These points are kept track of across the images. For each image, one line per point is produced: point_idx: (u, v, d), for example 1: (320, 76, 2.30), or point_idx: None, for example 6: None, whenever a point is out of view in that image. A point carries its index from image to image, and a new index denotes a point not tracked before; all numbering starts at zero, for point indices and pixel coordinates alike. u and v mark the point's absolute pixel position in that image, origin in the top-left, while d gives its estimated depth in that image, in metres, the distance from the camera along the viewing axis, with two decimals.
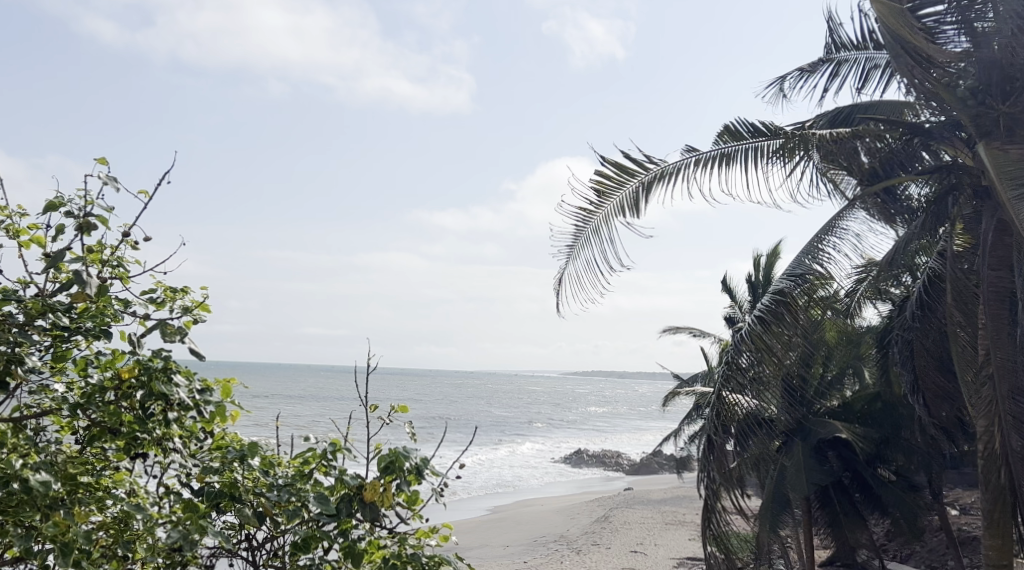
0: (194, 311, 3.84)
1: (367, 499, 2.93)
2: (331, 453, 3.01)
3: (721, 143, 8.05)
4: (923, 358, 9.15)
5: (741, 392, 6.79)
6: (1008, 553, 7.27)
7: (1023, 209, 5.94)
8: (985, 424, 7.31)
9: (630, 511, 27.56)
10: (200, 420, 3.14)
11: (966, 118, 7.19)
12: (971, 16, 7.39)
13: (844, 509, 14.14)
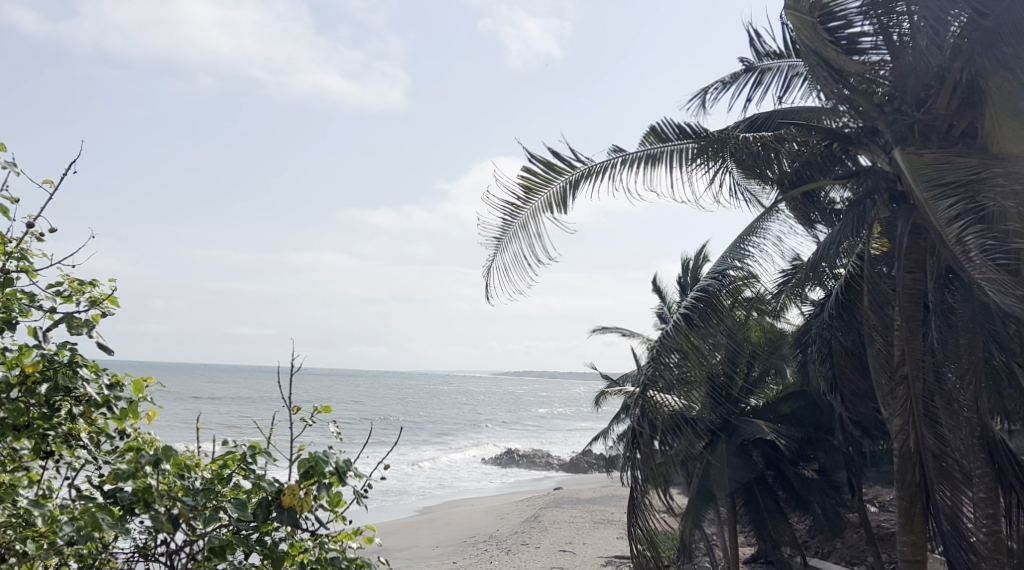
0: (103, 304, 3.91)
1: (286, 504, 2.96)
2: (251, 456, 3.00)
3: (647, 145, 8.26)
4: (841, 357, 9.22)
5: (669, 392, 6.82)
6: (922, 549, 7.36)
7: (937, 209, 6.05)
8: (899, 423, 7.17)
9: (559, 511, 27.88)
10: (110, 417, 3.19)
11: (883, 124, 7.21)
12: (888, 23, 7.41)
13: (767, 506, 14.31)
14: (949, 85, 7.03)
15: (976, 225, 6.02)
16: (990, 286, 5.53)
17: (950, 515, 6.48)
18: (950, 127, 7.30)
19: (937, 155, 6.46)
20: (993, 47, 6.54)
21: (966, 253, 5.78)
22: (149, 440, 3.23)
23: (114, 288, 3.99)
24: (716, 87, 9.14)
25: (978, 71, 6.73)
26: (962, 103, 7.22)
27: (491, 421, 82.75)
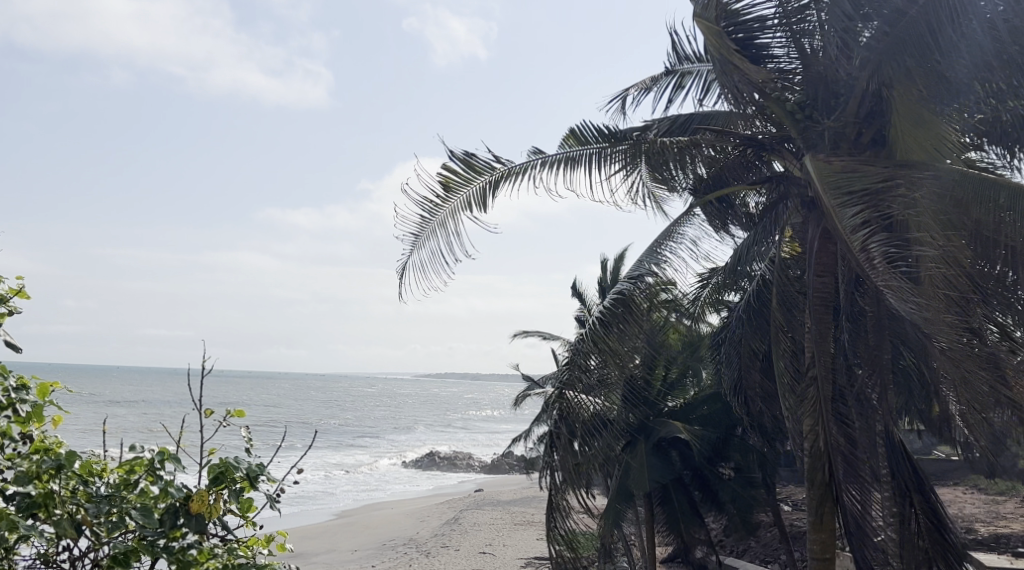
0: (10, 301, 3.78)
1: (195, 511, 3.02)
2: (159, 462, 3.05)
3: (565, 146, 8.06)
4: (750, 360, 9.39)
5: (585, 393, 6.89)
6: (831, 546, 7.32)
7: (844, 216, 6.18)
8: (809, 425, 7.20)
9: (479, 513, 28.22)
10: (14, 419, 3.09)
11: (795, 132, 7.54)
12: (800, 32, 7.51)
13: (683, 510, 14.60)
14: (858, 95, 7.18)
15: (880, 233, 6.09)
16: (893, 298, 5.70)
17: (859, 515, 6.72)
18: (859, 134, 7.45)
19: (845, 163, 6.67)
20: (896, 58, 6.70)
21: (870, 260, 5.90)
22: (55, 442, 3.18)
23: (20, 285, 3.88)
24: (639, 89, 9.18)
25: (883, 82, 6.90)
26: (871, 112, 7.41)
27: (426, 424, 82.72)
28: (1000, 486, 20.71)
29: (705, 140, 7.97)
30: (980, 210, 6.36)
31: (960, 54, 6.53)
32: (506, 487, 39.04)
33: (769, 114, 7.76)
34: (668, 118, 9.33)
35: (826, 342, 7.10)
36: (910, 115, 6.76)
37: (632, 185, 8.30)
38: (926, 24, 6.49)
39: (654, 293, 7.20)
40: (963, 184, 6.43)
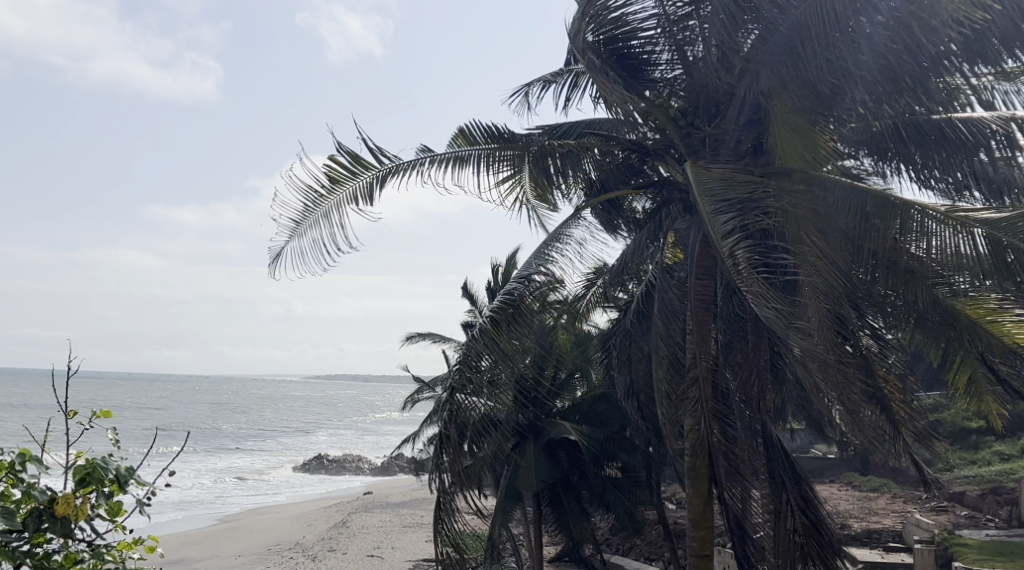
0: None
1: (59, 515, 2.99)
2: (20, 464, 3.00)
3: (454, 146, 8.07)
4: (639, 361, 9.25)
5: (477, 395, 6.92)
6: (710, 544, 7.38)
7: (718, 222, 6.26)
8: (691, 423, 7.29)
9: (368, 516, 29.26)
10: None
11: (678, 138, 7.86)
12: (681, 40, 7.92)
13: (571, 508, 15.29)
14: (737, 101, 7.62)
15: (749, 241, 6.16)
16: (754, 302, 5.73)
17: (740, 513, 6.93)
18: (739, 141, 7.81)
19: (723, 170, 6.78)
20: (772, 67, 7.17)
21: (737, 266, 5.95)
22: None
23: None
24: (539, 83, 9.22)
25: (761, 90, 7.36)
26: (749, 120, 7.81)
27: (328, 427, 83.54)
28: (868, 483, 22.26)
29: (594, 145, 8.09)
30: (847, 219, 6.81)
31: (832, 66, 6.90)
32: (403, 489, 39.94)
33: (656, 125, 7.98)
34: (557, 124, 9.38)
35: (706, 343, 7.21)
36: (791, 127, 7.08)
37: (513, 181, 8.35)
38: (797, 35, 6.97)
39: (543, 293, 7.30)
40: (850, 203, 6.77)
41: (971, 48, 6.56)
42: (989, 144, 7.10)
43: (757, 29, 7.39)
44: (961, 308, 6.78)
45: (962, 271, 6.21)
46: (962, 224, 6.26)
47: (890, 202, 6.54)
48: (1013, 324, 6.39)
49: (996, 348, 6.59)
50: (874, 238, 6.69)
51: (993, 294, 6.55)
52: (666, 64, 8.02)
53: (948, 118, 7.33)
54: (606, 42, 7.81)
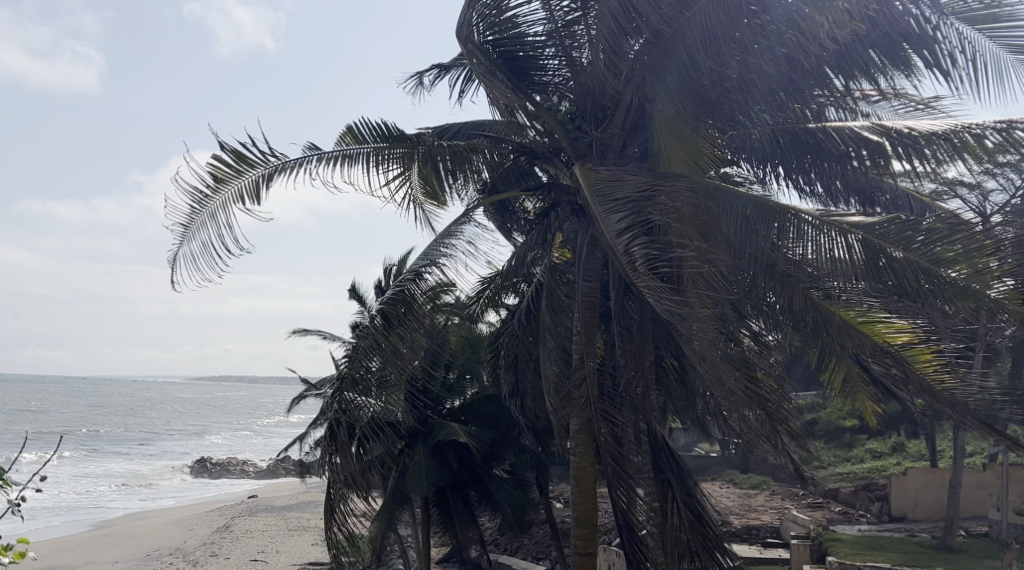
0: None
1: None
2: None
3: (343, 143, 7.96)
4: (526, 363, 9.44)
5: (368, 393, 7.06)
6: (593, 542, 7.55)
7: (609, 221, 6.47)
8: (578, 424, 7.53)
9: (253, 520, 30.51)
10: None
11: (565, 139, 8.15)
12: (569, 47, 8.14)
13: (459, 512, 15.51)
14: (623, 107, 7.87)
15: (643, 238, 6.41)
16: (653, 296, 5.96)
17: (626, 509, 6.97)
18: (625, 146, 8.16)
19: (611, 171, 7.06)
20: (659, 74, 7.36)
21: (633, 261, 6.21)
22: None
23: None
24: (434, 72, 9.22)
25: (646, 97, 7.66)
26: (636, 125, 8.14)
27: (215, 429, 84.58)
28: (750, 481, 25.34)
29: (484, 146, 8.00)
30: (730, 223, 6.92)
31: (717, 74, 7.17)
32: (284, 494, 40.94)
33: (543, 126, 8.38)
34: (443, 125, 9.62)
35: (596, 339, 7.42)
36: (674, 133, 7.27)
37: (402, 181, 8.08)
38: (684, 43, 7.11)
39: (435, 294, 7.39)
40: (730, 206, 6.91)
41: (844, 62, 7.11)
42: (854, 156, 7.22)
43: (641, 41, 7.38)
44: (837, 311, 6.95)
45: (837, 272, 6.53)
46: (836, 227, 6.56)
47: (769, 207, 6.77)
48: (883, 324, 6.72)
49: (867, 348, 6.80)
50: (755, 241, 6.87)
51: (866, 297, 6.80)
52: (553, 70, 8.32)
53: (823, 126, 7.48)
54: (496, 42, 8.25)
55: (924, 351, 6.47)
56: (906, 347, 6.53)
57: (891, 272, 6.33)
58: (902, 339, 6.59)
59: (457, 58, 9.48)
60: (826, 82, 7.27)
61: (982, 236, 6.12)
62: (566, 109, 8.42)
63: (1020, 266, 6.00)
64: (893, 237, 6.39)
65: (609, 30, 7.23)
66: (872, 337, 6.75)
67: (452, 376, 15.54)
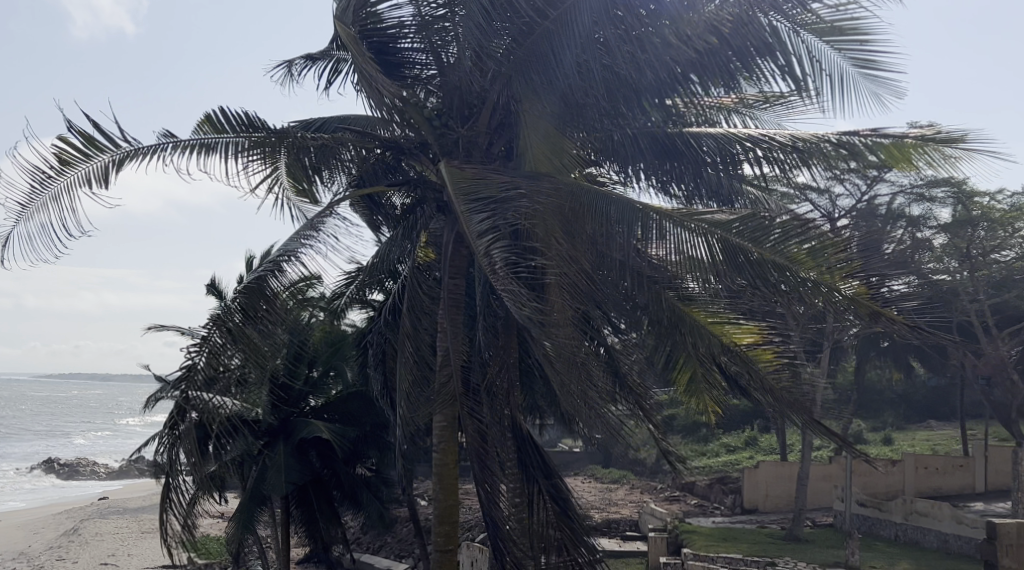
0: None
1: None
2: None
3: (201, 132, 7.97)
4: (392, 360, 9.27)
5: (209, 388, 7.10)
6: (455, 538, 7.59)
7: (470, 220, 6.64)
8: (443, 420, 7.68)
9: (102, 522, 29.81)
10: None
11: (431, 137, 8.26)
12: (436, 42, 8.32)
13: (320, 510, 15.50)
14: (490, 105, 8.09)
15: (503, 241, 6.46)
16: (509, 299, 5.97)
17: (491, 500, 7.06)
18: (491, 144, 8.37)
19: (475, 171, 7.27)
20: (524, 76, 7.59)
21: (493, 264, 6.23)
22: None
23: None
24: (302, 63, 9.07)
25: (511, 96, 7.81)
26: (501, 124, 8.35)
27: (66, 428, 81.62)
28: (610, 474, 29.35)
29: (350, 141, 8.29)
30: (594, 223, 7.15)
31: (576, 71, 7.36)
32: (139, 495, 40.37)
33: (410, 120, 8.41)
34: (308, 118, 9.50)
35: (459, 336, 7.48)
36: (537, 131, 7.50)
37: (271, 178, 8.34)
38: (548, 45, 7.38)
39: (296, 287, 7.45)
40: (591, 205, 7.17)
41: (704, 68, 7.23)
42: (710, 160, 7.63)
43: (507, 39, 7.57)
44: (689, 311, 7.12)
45: (692, 273, 6.76)
46: (699, 227, 6.73)
47: (630, 207, 6.98)
48: (733, 326, 6.87)
49: (715, 348, 6.99)
50: (619, 240, 7.07)
51: (720, 299, 7.01)
52: (422, 62, 8.65)
53: (681, 132, 7.84)
54: (365, 36, 8.44)
55: (767, 351, 6.67)
56: (749, 347, 6.72)
57: (749, 271, 6.50)
58: (748, 339, 6.75)
59: (325, 48, 9.34)
60: (687, 87, 7.34)
61: (827, 237, 6.44)
62: (433, 105, 8.58)
63: (863, 265, 6.32)
64: (750, 237, 6.54)
65: (474, 24, 7.56)
66: (718, 335, 6.91)
67: (315, 373, 15.32)
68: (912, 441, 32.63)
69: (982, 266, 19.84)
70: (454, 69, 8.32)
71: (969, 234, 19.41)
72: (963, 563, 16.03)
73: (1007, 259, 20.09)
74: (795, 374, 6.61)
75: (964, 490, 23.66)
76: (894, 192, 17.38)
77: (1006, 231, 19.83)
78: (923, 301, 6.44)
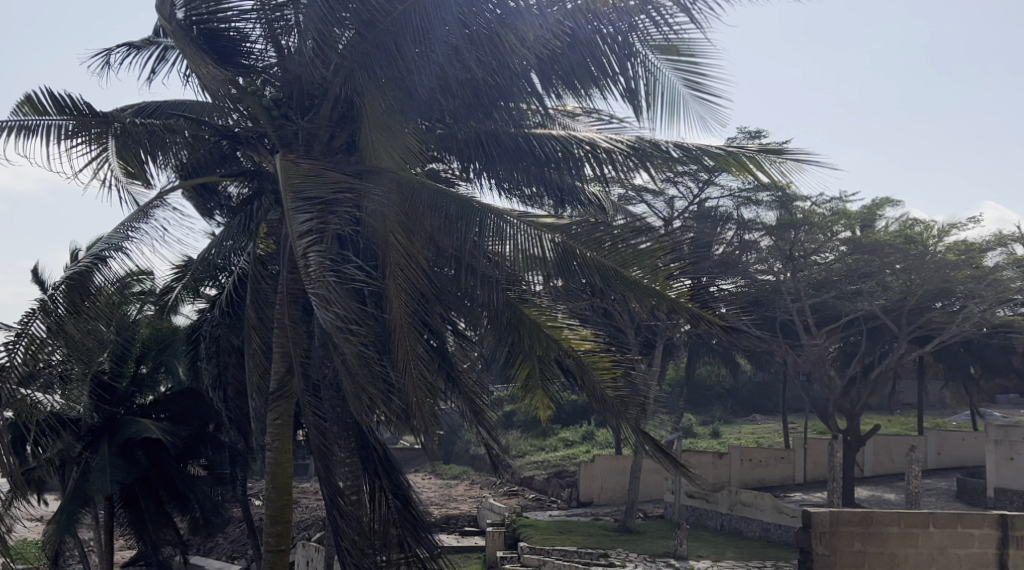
0: None
1: None
2: None
3: (21, 113, 7.92)
4: (228, 354, 9.30)
5: (31, 385, 7.03)
6: (286, 539, 7.55)
7: (294, 219, 6.68)
8: (279, 415, 7.63)
9: None
10: None
11: (270, 128, 8.09)
12: (276, 30, 8.19)
13: (151, 515, 15.13)
14: (331, 98, 7.95)
15: (322, 245, 6.54)
16: (319, 306, 6.12)
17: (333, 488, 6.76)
18: (333, 136, 8.29)
19: (311, 167, 7.26)
20: (369, 69, 7.50)
21: (307, 266, 6.35)
22: None
23: None
24: (124, 51, 8.81)
25: (355, 88, 7.69)
26: (344, 116, 8.24)
27: None
28: (450, 471, 31.47)
29: (181, 129, 8.40)
30: (435, 219, 7.19)
31: (422, 71, 7.36)
32: None
33: (246, 110, 8.26)
34: (142, 102, 9.30)
35: (297, 331, 7.38)
36: (378, 127, 7.50)
37: (98, 160, 8.23)
38: (393, 39, 7.36)
39: (122, 280, 7.51)
40: (433, 203, 7.22)
41: (548, 68, 7.60)
42: (553, 159, 7.89)
43: (352, 28, 7.49)
44: (527, 312, 7.29)
45: (531, 270, 6.94)
46: (535, 227, 6.99)
47: (471, 207, 7.12)
48: (571, 332, 7.06)
49: (553, 350, 7.15)
50: (457, 238, 7.17)
51: (554, 300, 7.26)
52: (257, 52, 8.43)
53: (524, 132, 8.13)
54: (193, 20, 8.31)
55: (604, 359, 6.86)
56: (586, 354, 6.88)
57: (583, 272, 6.80)
58: (586, 345, 6.94)
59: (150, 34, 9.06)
60: (525, 86, 7.76)
61: (660, 239, 6.81)
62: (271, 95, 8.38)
63: (689, 267, 6.73)
64: (585, 239, 6.86)
65: (318, 15, 7.44)
66: (557, 339, 7.06)
67: (143, 370, 15.07)
68: (736, 433, 34.67)
69: (804, 267, 21.14)
70: (294, 58, 8.12)
71: (791, 237, 20.72)
72: (784, 553, 17.28)
73: (827, 261, 21.36)
74: (629, 381, 6.82)
75: (785, 481, 25.37)
76: (723, 196, 18.10)
77: (825, 235, 20.93)
78: (742, 301, 6.92)
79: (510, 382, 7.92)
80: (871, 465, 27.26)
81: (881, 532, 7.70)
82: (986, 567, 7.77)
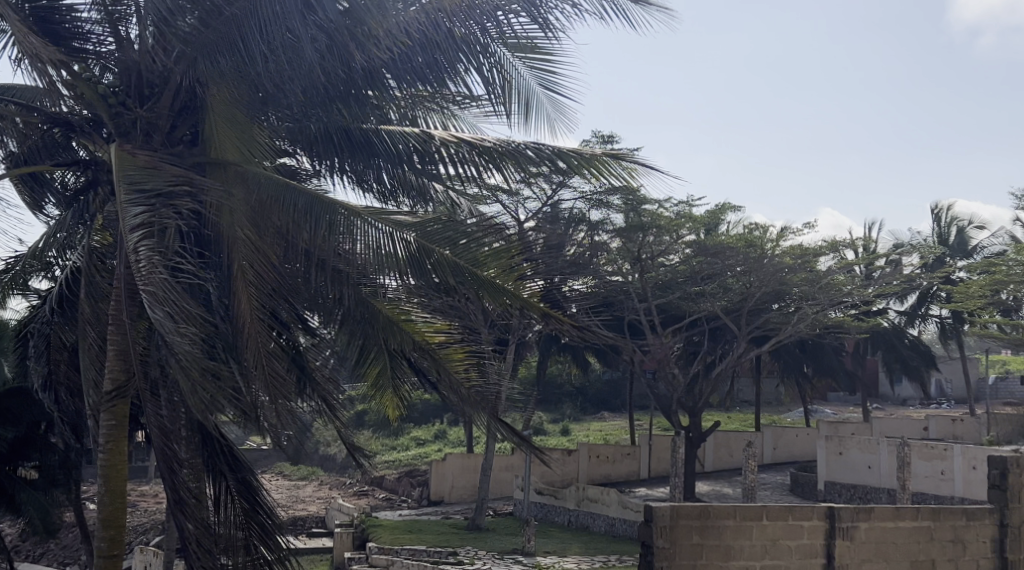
0: None
1: None
2: None
3: None
4: (59, 352, 8.91)
5: None
6: (120, 543, 7.30)
7: (127, 209, 6.38)
8: (113, 417, 7.33)
9: None
10: None
11: (106, 116, 7.76)
12: (115, 16, 7.95)
13: None
14: (173, 87, 7.71)
15: (154, 240, 6.35)
16: (149, 301, 5.93)
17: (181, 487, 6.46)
18: (174, 127, 8.02)
19: (149, 160, 7.05)
20: (212, 58, 7.34)
21: (138, 262, 6.16)
22: None
23: None
24: None
25: (197, 78, 7.50)
26: (185, 107, 8.01)
27: None
28: (298, 471, 31.19)
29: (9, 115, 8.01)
30: (283, 215, 7.10)
31: (272, 65, 7.28)
32: None
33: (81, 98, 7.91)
34: None
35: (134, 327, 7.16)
36: (224, 117, 7.34)
37: None
38: (236, 28, 7.26)
39: None
40: (280, 198, 7.15)
41: (398, 68, 7.65)
42: (404, 156, 7.96)
43: (194, 17, 7.32)
44: (380, 308, 7.39)
45: (384, 268, 6.97)
46: (388, 226, 7.03)
47: (320, 203, 7.09)
48: (423, 324, 7.31)
49: (408, 346, 7.27)
50: (305, 234, 7.14)
51: (403, 295, 7.36)
52: (96, 37, 8.16)
53: (376, 128, 8.12)
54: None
55: (457, 350, 7.14)
56: (444, 347, 7.14)
57: (436, 270, 6.89)
58: (440, 338, 7.22)
59: None
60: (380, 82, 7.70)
61: (513, 241, 7.13)
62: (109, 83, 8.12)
63: (535, 264, 7.03)
64: (442, 240, 7.00)
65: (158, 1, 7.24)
66: (407, 330, 7.30)
67: None
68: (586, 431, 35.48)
69: (650, 269, 21.72)
70: (134, 45, 7.91)
71: (638, 239, 21.14)
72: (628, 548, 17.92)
73: (672, 262, 21.96)
74: (482, 372, 7.08)
75: (630, 477, 26.27)
76: (576, 197, 18.58)
77: (671, 237, 21.49)
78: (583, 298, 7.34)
79: (360, 381, 7.95)
80: (711, 461, 28.37)
81: (719, 526, 7.85)
82: (814, 557, 8.27)
